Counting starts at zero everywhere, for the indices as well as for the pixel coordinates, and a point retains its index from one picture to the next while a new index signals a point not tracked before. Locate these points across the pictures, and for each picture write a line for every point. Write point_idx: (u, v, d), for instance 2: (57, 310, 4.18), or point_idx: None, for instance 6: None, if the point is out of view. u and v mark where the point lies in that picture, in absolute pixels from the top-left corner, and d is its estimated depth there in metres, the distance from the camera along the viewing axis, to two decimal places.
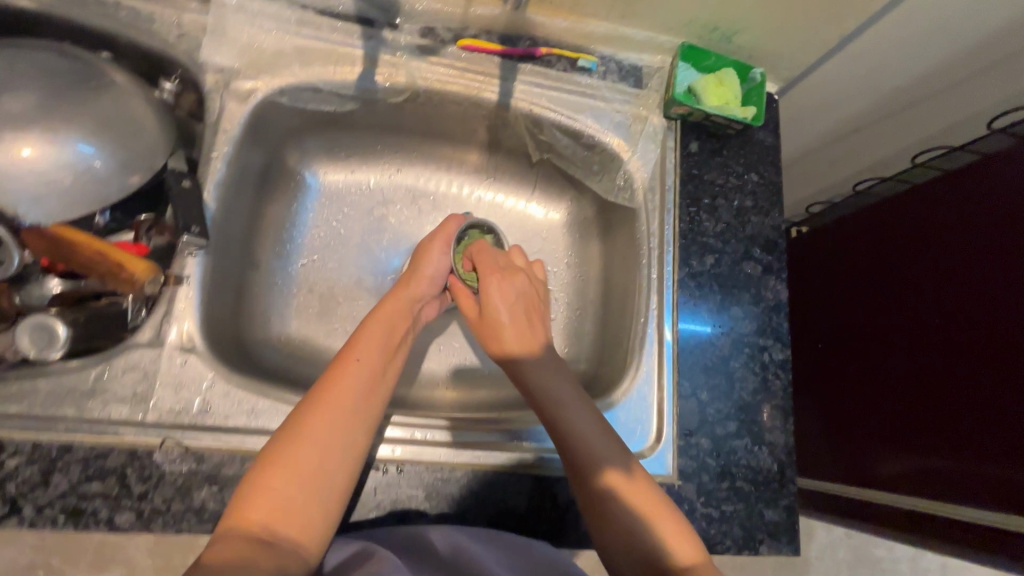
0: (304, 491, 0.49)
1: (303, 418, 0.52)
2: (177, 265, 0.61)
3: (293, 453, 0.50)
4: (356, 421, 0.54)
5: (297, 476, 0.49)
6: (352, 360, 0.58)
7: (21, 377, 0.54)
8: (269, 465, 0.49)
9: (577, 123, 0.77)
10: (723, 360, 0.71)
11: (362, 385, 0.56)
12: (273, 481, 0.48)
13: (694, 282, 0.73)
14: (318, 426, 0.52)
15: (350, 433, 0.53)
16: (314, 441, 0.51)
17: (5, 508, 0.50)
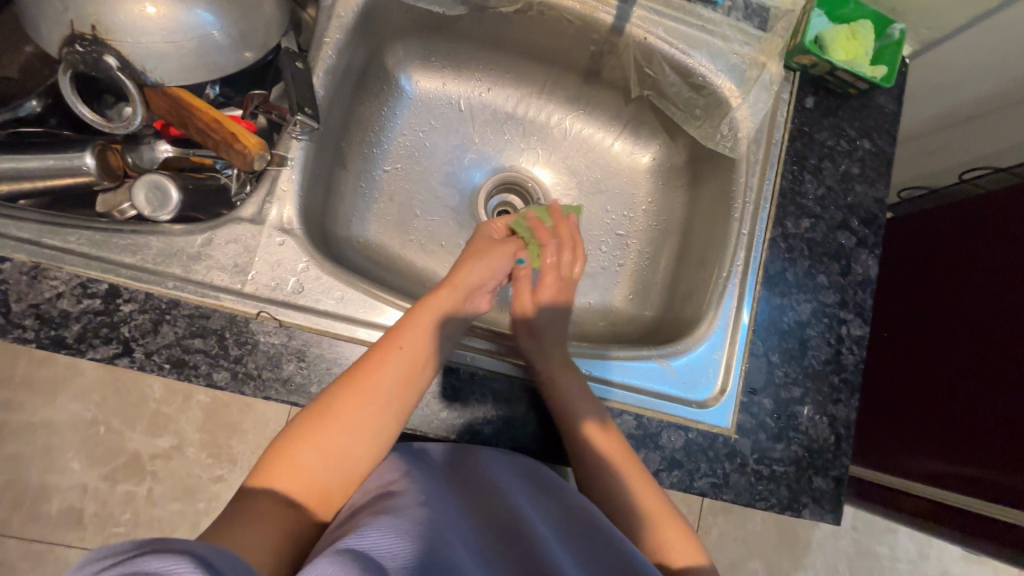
0: (316, 474, 0.49)
1: (327, 403, 0.51)
2: (282, 148, 0.62)
3: (311, 441, 0.49)
4: (389, 409, 0.52)
5: (315, 458, 0.49)
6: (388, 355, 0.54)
7: (135, 231, 0.57)
8: (292, 442, 0.49)
9: (690, 59, 0.74)
10: (800, 325, 0.70)
11: (396, 381, 0.53)
12: (296, 455, 0.48)
13: (784, 243, 0.71)
14: (341, 419, 0.50)
15: (380, 418, 0.52)
16: (337, 430, 0.50)
17: (119, 347, 0.53)
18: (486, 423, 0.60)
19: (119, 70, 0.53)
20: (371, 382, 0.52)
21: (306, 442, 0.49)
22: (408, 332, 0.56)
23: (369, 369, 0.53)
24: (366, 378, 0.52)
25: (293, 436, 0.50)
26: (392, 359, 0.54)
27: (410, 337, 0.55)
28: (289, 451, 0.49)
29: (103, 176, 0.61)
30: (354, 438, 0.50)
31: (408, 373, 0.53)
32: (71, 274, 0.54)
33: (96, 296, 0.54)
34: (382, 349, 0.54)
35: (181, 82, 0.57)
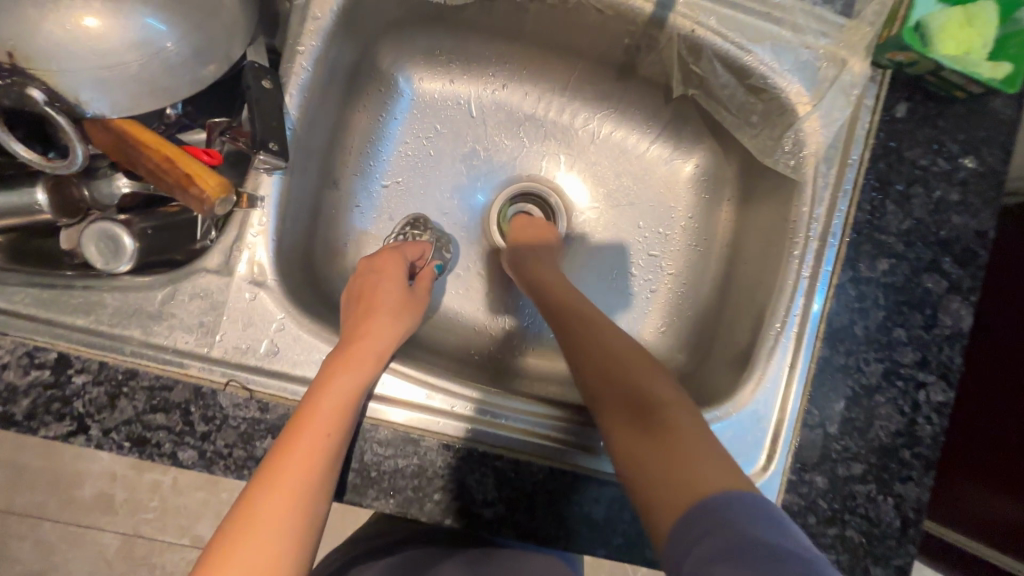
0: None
1: (259, 489, 0.43)
2: (252, 183, 0.53)
3: (252, 534, 0.41)
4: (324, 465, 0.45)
5: (259, 556, 0.40)
6: (321, 420, 0.46)
7: (88, 288, 0.50)
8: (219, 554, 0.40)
9: (751, 56, 0.59)
10: (867, 389, 0.58)
11: (336, 450, 0.46)
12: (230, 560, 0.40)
13: (854, 291, 0.58)
14: (280, 503, 0.42)
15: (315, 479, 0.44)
16: (280, 522, 0.42)
17: (73, 425, 0.47)
18: (486, 507, 0.52)
19: (47, 104, 0.44)
20: (306, 452, 0.44)
21: (244, 547, 0.40)
22: (337, 385, 0.48)
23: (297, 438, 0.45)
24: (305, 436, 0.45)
25: (228, 540, 0.41)
26: (331, 413, 0.47)
27: (338, 390, 0.48)
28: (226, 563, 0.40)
29: (59, 214, 0.54)
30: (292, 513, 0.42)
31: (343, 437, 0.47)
32: (18, 342, 0.48)
33: (45, 367, 0.48)
34: (310, 412, 0.46)
35: (130, 113, 0.48)
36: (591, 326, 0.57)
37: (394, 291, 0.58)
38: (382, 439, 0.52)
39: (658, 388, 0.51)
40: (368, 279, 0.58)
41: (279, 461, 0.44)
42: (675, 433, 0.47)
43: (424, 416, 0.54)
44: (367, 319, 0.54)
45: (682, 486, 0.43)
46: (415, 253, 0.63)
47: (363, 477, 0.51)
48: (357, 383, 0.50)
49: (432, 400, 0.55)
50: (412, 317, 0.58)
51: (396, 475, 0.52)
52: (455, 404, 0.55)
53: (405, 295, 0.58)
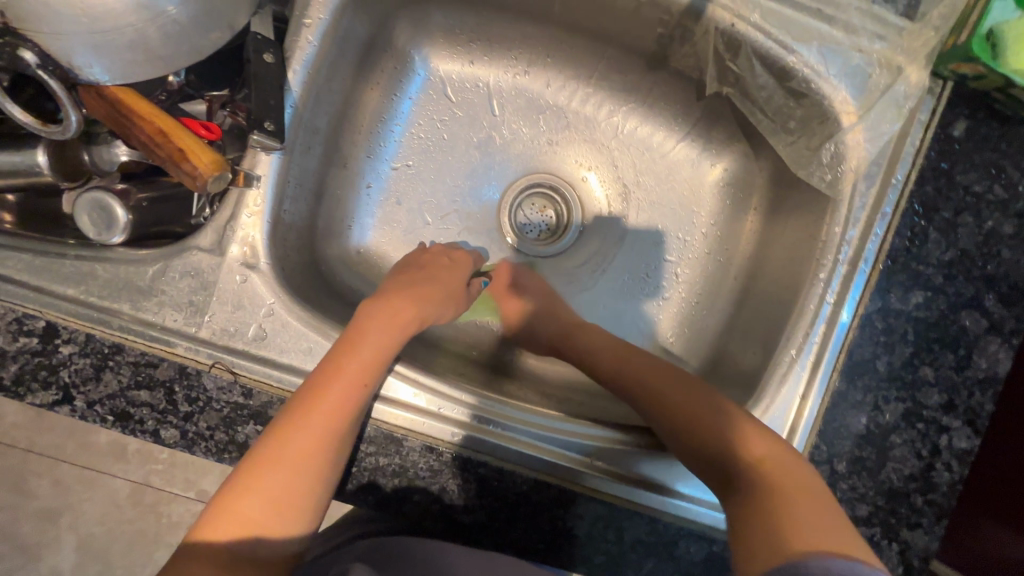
0: (315, 460, 0.43)
1: (330, 369, 0.46)
2: (249, 160, 0.52)
3: (298, 432, 0.43)
4: (390, 349, 0.49)
5: (297, 467, 0.42)
6: (399, 308, 0.52)
7: (81, 258, 0.49)
8: (285, 426, 0.44)
9: (795, 57, 0.54)
10: (883, 429, 0.54)
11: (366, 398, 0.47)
12: (293, 432, 0.43)
13: (882, 324, 0.54)
14: (321, 421, 0.44)
15: (381, 357, 0.48)
16: (325, 410, 0.44)
17: (58, 395, 0.47)
18: (465, 513, 0.51)
19: (39, 68, 0.42)
20: (378, 344, 0.48)
21: (289, 452, 0.43)
22: (413, 295, 0.54)
23: (334, 378, 0.46)
24: (384, 320, 0.50)
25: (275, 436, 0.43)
26: (408, 309, 0.52)
27: (416, 294, 0.54)
28: (288, 434, 0.43)
29: (59, 175, 0.52)
30: (353, 390, 0.46)
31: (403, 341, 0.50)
32: (8, 308, 0.48)
33: (33, 335, 0.47)
34: (388, 306, 0.51)
35: (124, 79, 0.46)
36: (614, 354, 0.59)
37: (453, 284, 0.58)
38: (364, 436, 0.51)
39: (748, 439, 0.48)
40: (434, 261, 0.60)
41: (345, 349, 0.47)
42: (769, 485, 0.45)
43: (408, 414, 0.52)
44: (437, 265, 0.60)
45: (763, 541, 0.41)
46: (472, 261, 0.63)
47: (343, 470, 0.50)
48: (395, 343, 0.50)
49: (417, 399, 0.53)
50: (450, 310, 0.58)
51: (376, 472, 0.51)
52: (442, 406, 0.53)
53: (458, 287, 0.59)
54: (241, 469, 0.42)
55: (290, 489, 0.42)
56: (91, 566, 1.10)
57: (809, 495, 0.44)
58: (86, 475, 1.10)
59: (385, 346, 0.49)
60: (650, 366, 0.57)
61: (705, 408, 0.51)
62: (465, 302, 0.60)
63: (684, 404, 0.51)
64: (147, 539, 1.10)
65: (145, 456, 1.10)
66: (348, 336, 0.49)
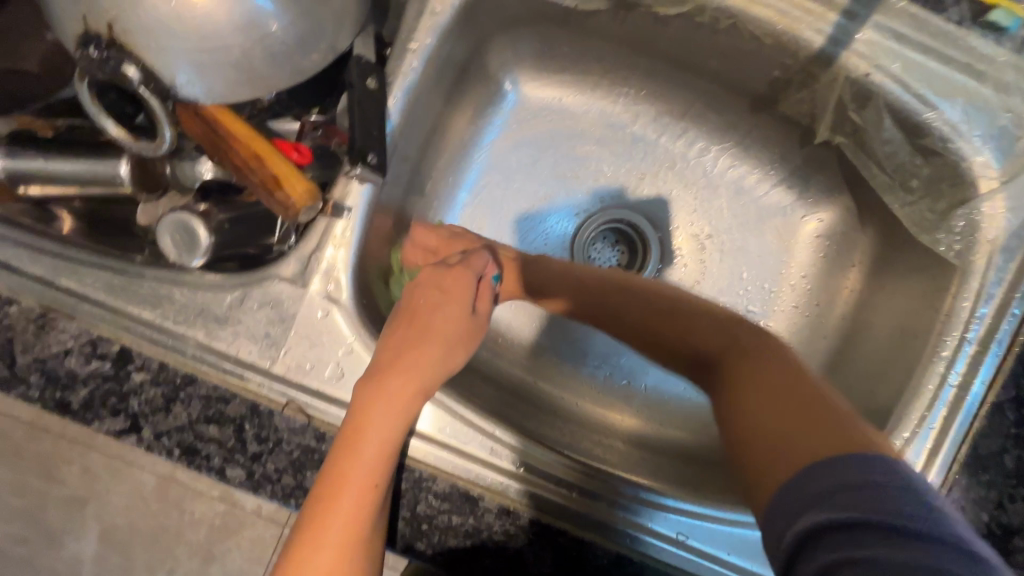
0: (360, 534, 0.40)
1: (356, 427, 0.41)
2: (339, 189, 0.48)
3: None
4: (420, 389, 0.44)
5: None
6: (423, 344, 0.46)
7: (160, 280, 0.47)
8: (317, 506, 0.39)
9: (935, 113, 0.49)
10: (1008, 533, 0.48)
11: (377, 506, 0.41)
12: (333, 514, 0.39)
13: (1014, 415, 0.48)
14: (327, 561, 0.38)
15: (410, 403, 0.43)
16: (365, 470, 0.41)
17: (126, 423, 0.45)
18: None
19: (141, 86, 0.40)
20: (400, 388, 0.43)
21: (330, 538, 0.39)
22: (442, 317, 0.48)
23: (340, 493, 0.40)
24: (406, 359, 0.44)
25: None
26: (433, 343, 0.46)
27: (440, 315, 0.48)
28: (326, 514, 0.39)
29: (135, 186, 0.50)
30: (383, 440, 0.42)
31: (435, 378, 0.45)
32: (81, 328, 0.45)
33: (106, 359, 0.45)
34: (414, 338, 0.46)
35: (222, 99, 0.43)
36: (648, 305, 0.53)
37: (452, 329, 0.47)
38: (438, 492, 0.47)
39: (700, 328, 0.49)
40: (430, 294, 0.48)
41: (368, 399, 0.42)
42: (764, 377, 0.42)
43: (483, 469, 0.49)
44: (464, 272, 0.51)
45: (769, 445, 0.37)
46: (472, 271, 0.51)
47: (413, 527, 0.47)
48: (395, 436, 0.42)
49: (493, 454, 0.50)
50: (461, 357, 0.48)
51: (448, 532, 0.47)
52: (518, 463, 0.50)
53: (464, 329, 0.48)
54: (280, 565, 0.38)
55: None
56: (115, 559, 1.09)
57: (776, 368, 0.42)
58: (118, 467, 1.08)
59: (416, 391, 0.44)
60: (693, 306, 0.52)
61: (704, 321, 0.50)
62: (475, 336, 0.49)
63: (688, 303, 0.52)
64: (171, 537, 1.08)
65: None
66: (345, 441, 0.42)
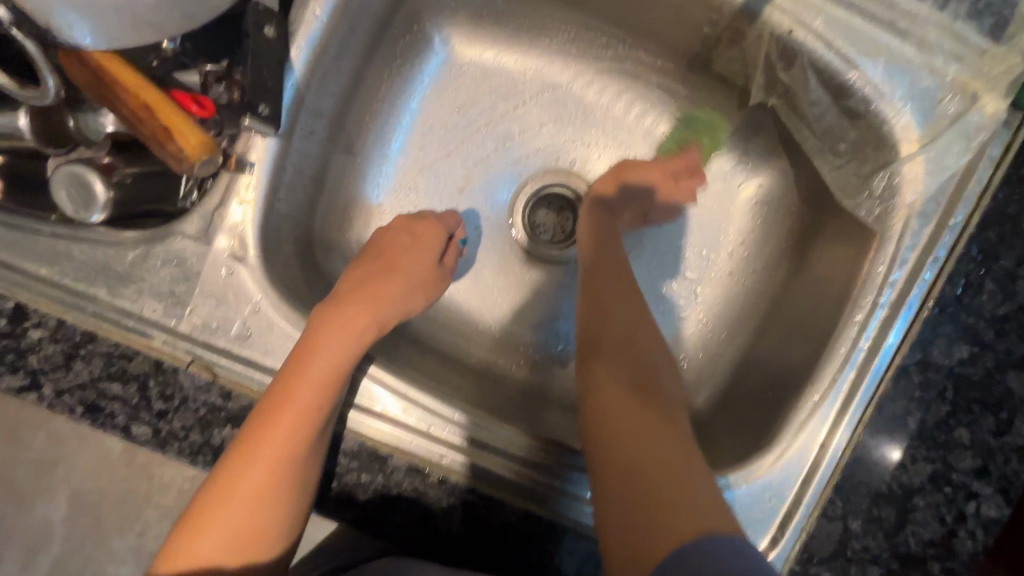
0: (284, 475, 0.42)
1: (298, 366, 0.44)
2: (243, 142, 0.47)
3: (253, 467, 0.42)
4: (359, 341, 0.47)
5: (256, 501, 0.42)
6: (367, 299, 0.50)
7: (57, 236, 0.45)
8: (247, 443, 0.42)
9: (857, 73, 0.48)
10: (906, 489, 0.50)
11: (311, 453, 0.43)
12: (260, 449, 0.42)
13: (919, 377, 0.49)
14: (274, 451, 0.42)
15: (348, 351, 0.46)
16: (295, 414, 0.43)
17: (26, 380, 0.44)
18: (449, 538, 0.48)
19: (12, 25, 0.38)
20: (343, 335, 0.46)
21: (253, 473, 0.42)
22: (393, 284, 0.52)
23: (269, 435, 0.42)
24: (351, 308, 0.48)
25: (224, 478, 0.42)
26: (382, 300, 0.50)
27: (396, 277, 0.52)
28: (252, 451, 0.42)
29: (43, 140, 0.48)
30: (317, 381, 0.44)
31: (377, 333, 0.49)
32: None
33: (3, 317, 0.45)
34: (362, 294, 0.50)
35: (108, 46, 0.41)
36: (606, 316, 0.53)
37: (418, 269, 0.54)
38: (347, 450, 0.48)
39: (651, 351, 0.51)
40: (400, 238, 0.55)
41: (309, 337, 0.45)
42: (658, 419, 0.45)
43: (392, 427, 0.49)
44: (421, 236, 0.56)
45: (674, 512, 0.39)
46: (442, 227, 0.57)
47: (322, 484, 0.47)
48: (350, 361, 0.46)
49: (406, 414, 0.50)
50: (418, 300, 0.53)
51: (357, 489, 0.48)
52: (432, 425, 0.50)
53: (429, 272, 0.55)
54: (211, 484, 0.42)
55: (260, 508, 0.42)
56: (84, 518, 1.10)
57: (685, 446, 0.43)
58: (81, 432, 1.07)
59: (358, 335, 0.47)
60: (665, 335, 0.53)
61: (644, 350, 0.51)
62: (435, 283, 0.55)
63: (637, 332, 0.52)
64: (139, 500, 1.09)
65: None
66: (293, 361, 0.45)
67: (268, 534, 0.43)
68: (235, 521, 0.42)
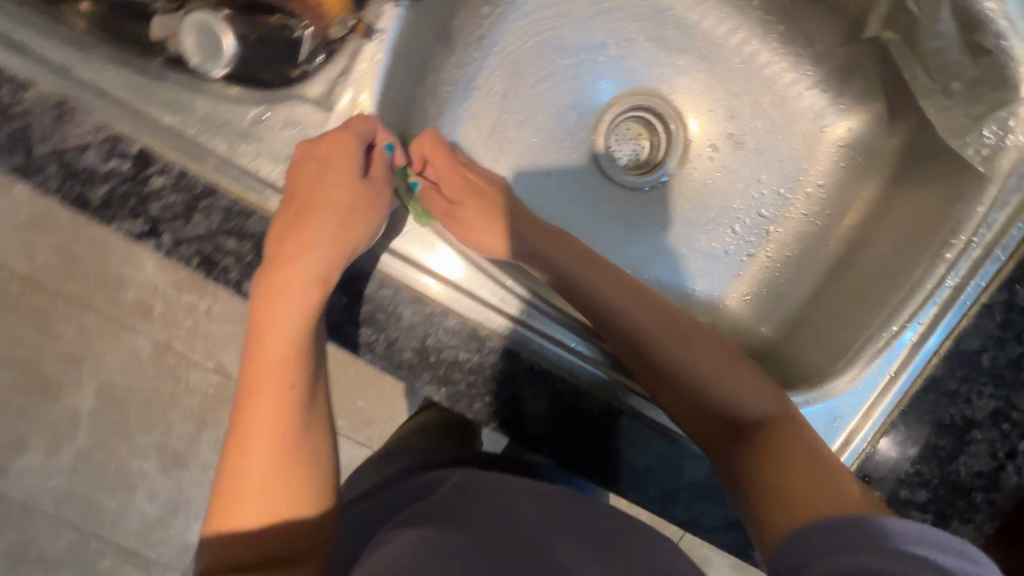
0: (280, 442, 0.41)
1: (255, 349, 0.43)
2: (373, 12, 0.47)
3: (251, 457, 0.41)
4: (301, 300, 0.43)
5: (268, 476, 0.41)
6: (298, 242, 0.44)
7: (181, 85, 0.45)
8: (235, 444, 0.41)
9: (995, 5, 0.48)
10: (967, 422, 0.52)
11: (294, 412, 0.42)
12: (246, 441, 0.41)
13: (1000, 316, 0.51)
14: (268, 428, 0.41)
15: (290, 313, 0.43)
16: (264, 394, 0.42)
17: (145, 227, 0.45)
18: (534, 423, 0.50)
19: None
20: (284, 300, 0.43)
21: (251, 461, 0.41)
22: (324, 221, 0.45)
23: (249, 420, 0.42)
24: (283, 267, 0.43)
25: (226, 488, 0.40)
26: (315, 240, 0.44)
27: (330, 205, 0.46)
28: (241, 449, 0.41)
29: None
30: (274, 357, 0.43)
31: (323, 276, 0.44)
32: (101, 123, 0.44)
33: (127, 159, 0.44)
34: (293, 241, 0.44)
35: None
36: (625, 297, 0.54)
37: (341, 195, 0.46)
38: (448, 327, 0.49)
39: (659, 334, 0.53)
40: (311, 169, 0.45)
41: (255, 318, 0.44)
42: (782, 436, 0.47)
43: (493, 316, 0.50)
44: (334, 152, 0.45)
45: (784, 498, 0.43)
46: (354, 136, 0.46)
47: (421, 358, 0.49)
48: (307, 314, 0.43)
49: (503, 303, 0.51)
50: (361, 222, 0.46)
51: (453, 367, 0.49)
52: (528, 314, 0.51)
53: (358, 193, 0.46)
54: (214, 511, 0.40)
55: (280, 480, 0.41)
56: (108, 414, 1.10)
57: (797, 447, 0.46)
58: (111, 330, 1.08)
59: (297, 296, 0.43)
60: (665, 308, 0.55)
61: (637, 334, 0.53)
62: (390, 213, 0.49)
63: (629, 320, 0.53)
64: (164, 402, 1.09)
65: (169, 320, 1.07)
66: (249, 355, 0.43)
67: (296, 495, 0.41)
68: (251, 506, 0.40)
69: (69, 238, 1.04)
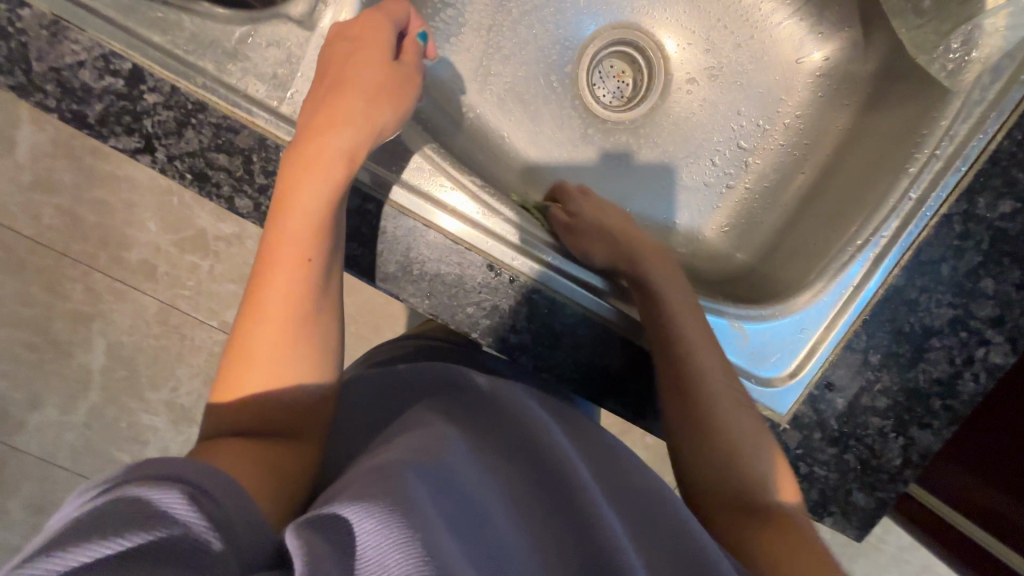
0: (295, 306, 0.41)
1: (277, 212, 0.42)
2: None
3: (263, 320, 0.41)
4: (328, 173, 0.43)
5: (283, 328, 0.41)
6: (329, 115, 0.44)
7: (168, 6, 0.47)
8: (252, 300, 0.41)
9: None
10: (926, 330, 0.54)
11: (314, 278, 0.42)
12: (263, 300, 0.41)
13: (960, 227, 0.53)
14: (280, 302, 0.41)
15: (319, 182, 0.42)
16: (286, 257, 0.41)
17: (140, 143, 0.47)
18: (513, 332, 0.53)
19: None
20: (316, 170, 0.42)
21: (268, 313, 0.41)
22: (351, 97, 0.45)
23: (269, 282, 0.41)
24: (312, 139, 0.43)
25: (240, 339, 0.41)
26: (344, 116, 0.44)
27: (359, 85, 0.46)
28: (258, 305, 0.41)
29: None
30: (296, 220, 0.42)
31: (351, 151, 0.44)
32: (93, 42, 0.46)
33: (119, 76, 0.47)
34: (326, 112, 0.44)
35: None
36: (704, 340, 0.52)
37: (373, 71, 0.47)
38: (431, 242, 0.52)
39: (737, 423, 0.51)
40: (341, 45, 0.47)
41: (282, 189, 0.42)
42: (793, 532, 0.45)
43: (474, 234, 0.53)
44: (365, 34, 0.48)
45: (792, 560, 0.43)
46: (383, 15, 0.49)
47: (405, 270, 0.52)
48: (334, 190, 0.43)
49: (487, 221, 0.53)
50: (389, 103, 0.47)
51: (436, 280, 0.52)
52: (508, 232, 0.54)
53: (387, 71, 0.47)
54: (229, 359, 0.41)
55: (286, 347, 0.41)
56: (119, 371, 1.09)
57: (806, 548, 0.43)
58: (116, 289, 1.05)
59: (328, 172, 0.42)
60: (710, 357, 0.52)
61: (722, 402, 0.51)
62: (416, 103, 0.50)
63: (720, 402, 0.51)
64: (174, 357, 1.08)
65: (173, 280, 1.04)
66: (276, 208, 0.42)
67: (305, 359, 0.42)
68: (264, 352, 0.40)
69: (75, 200, 1.00)
